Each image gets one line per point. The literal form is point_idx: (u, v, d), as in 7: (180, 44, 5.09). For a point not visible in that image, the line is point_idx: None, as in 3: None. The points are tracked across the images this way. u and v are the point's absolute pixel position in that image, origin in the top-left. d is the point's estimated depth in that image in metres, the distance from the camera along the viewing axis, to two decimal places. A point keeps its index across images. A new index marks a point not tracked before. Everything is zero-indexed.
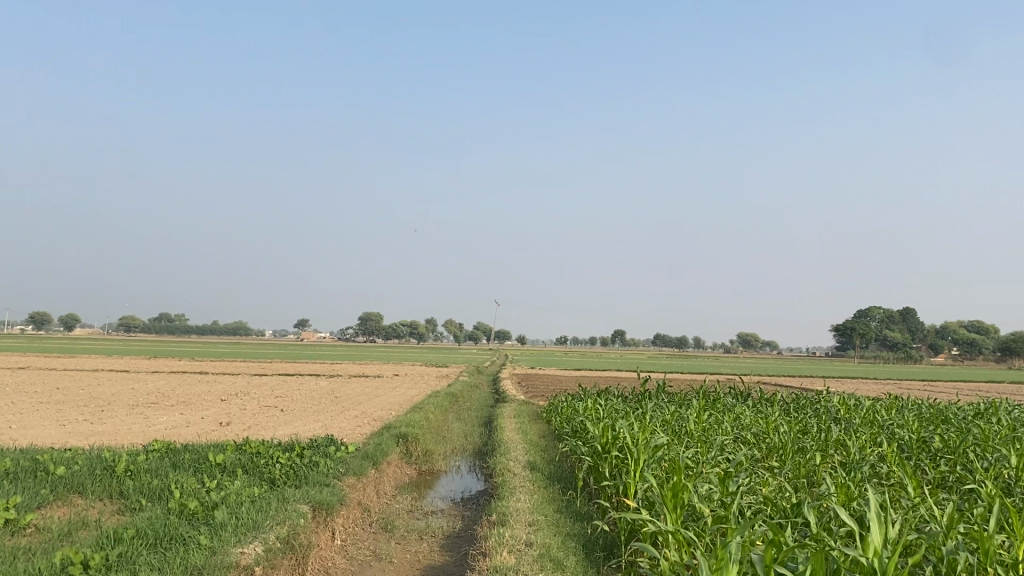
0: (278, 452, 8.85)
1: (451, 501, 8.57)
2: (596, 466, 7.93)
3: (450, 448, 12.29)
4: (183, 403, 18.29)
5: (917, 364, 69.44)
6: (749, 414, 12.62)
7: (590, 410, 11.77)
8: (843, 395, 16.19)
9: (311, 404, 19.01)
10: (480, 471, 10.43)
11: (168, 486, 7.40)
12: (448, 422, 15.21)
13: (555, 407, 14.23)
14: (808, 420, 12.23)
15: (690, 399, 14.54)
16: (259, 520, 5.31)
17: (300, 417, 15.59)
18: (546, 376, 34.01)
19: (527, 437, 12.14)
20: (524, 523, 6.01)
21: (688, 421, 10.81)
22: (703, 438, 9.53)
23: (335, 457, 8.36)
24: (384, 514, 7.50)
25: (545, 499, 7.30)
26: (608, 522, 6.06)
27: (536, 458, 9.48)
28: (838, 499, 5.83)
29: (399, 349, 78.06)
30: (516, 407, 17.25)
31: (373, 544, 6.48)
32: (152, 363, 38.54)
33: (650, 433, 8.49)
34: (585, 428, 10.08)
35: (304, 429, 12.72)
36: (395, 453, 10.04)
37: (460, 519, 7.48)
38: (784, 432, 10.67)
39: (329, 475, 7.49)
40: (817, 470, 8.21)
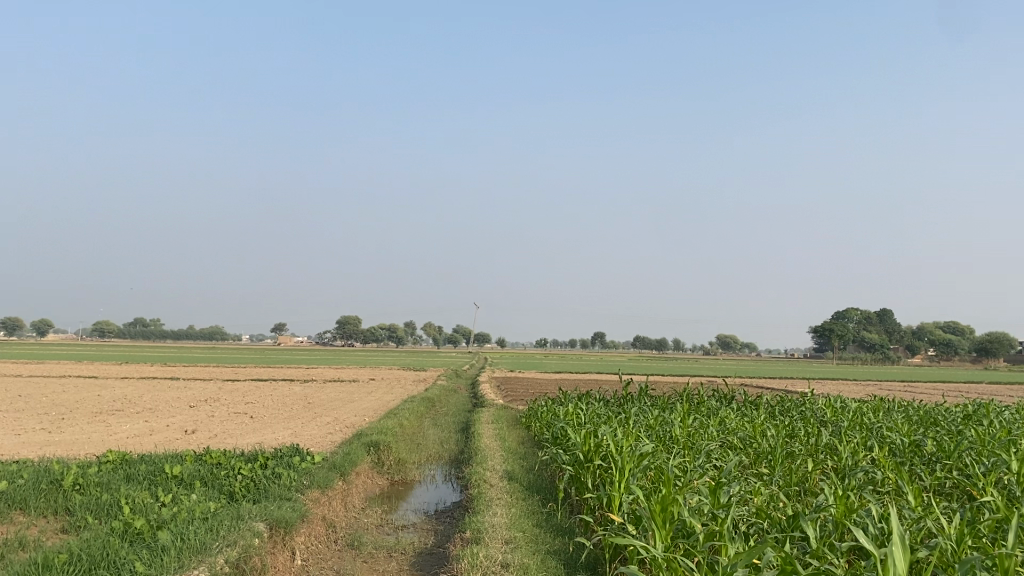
0: (240, 464, 8.32)
1: (424, 513, 8.09)
2: (577, 475, 7.50)
3: (425, 456, 11.81)
4: (150, 410, 17.64)
5: (894, 365, 69.68)
6: (734, 418, 12.25)
7: (571, 416, 11.33)
8: (827, 397, 15.91)
9: (282, 410, 18.45)
10: (456, 481, 9.94)
11: (118, 500, 6.85)
12: (424, 428, 14.72)
13: (534, 412, 13.80)
14: (795, 424, 11.87)
15: (673, 402, 14.18)
16: (207, 542, 4.79)
17: (270, 424, 15.03)
18: (525, 379, 33.55)
19: (506, 444, 11.69)
20: (501, 541, 5.54)
21: (672, 426, 10.43)
22: (689, 444, 9.13)
23: (300, 469, 7.84)
24: (351, 530, 7.00)
25: (525, 513, 6.84)
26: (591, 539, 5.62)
27: (514, 467, 9.03)
28: (838, 512, 5.43)
29: (377, 353, 77.27)
30: (494, 412, 16.79)
31: (337, 564, 6.00)
32: (121, 368, 37.60)
33: (635, 440, 8.06)
34: (566, 433, 9.64)
35: (273, 437, 12.18)
36: (365, 462, 9.54)
37: (432, 535, 7.01)
38: (772, 437, 10.32)
39: (291, 488, 6.98)
40: (809, 478, 7.84)
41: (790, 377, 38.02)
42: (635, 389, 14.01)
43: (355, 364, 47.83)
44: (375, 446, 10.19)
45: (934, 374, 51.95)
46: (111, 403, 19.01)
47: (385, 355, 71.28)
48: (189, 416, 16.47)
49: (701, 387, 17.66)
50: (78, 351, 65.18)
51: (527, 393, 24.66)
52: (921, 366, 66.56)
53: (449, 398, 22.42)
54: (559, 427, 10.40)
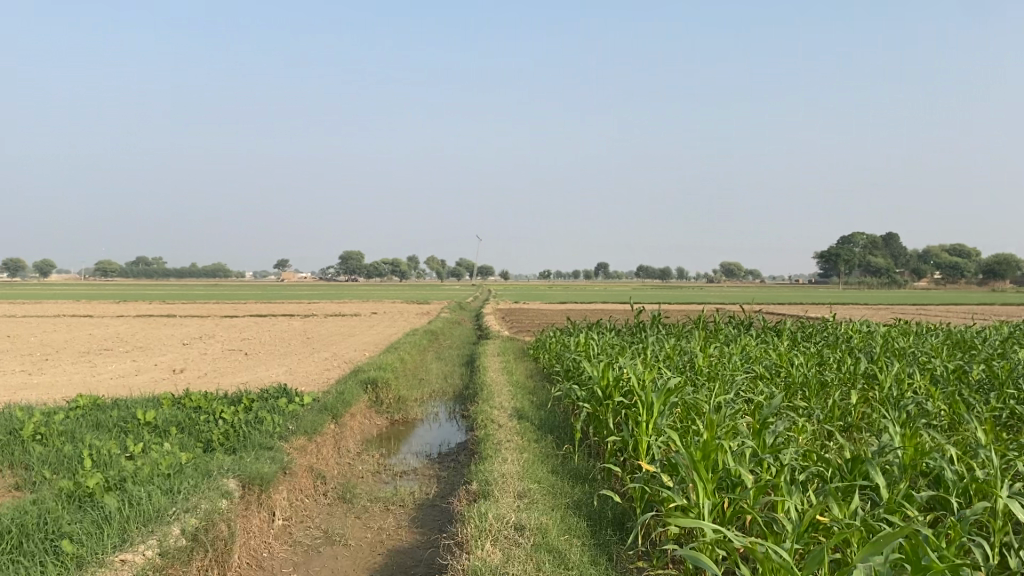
0: (221, 407, 7.54)
1: (426, 458, 7.32)
2: (595, 414, 6.72)
3: (428, 393, 11.05)
4: (140, 349, 16.92)
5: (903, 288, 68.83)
6: (756, 346, 11.47)
7: (584, 348, 10.53)
8: (849, 321, 15.14)
9: (279, 346, 17.75)
10: (461, 420, 9.18)
11: (80, 453, 6.09)
12: (426, 363, 13.98)
13: (542, 343, 13.06)
14: (823, 351, 11.08)
15: (689, 330, 13.42)
16: (161, 510, 3.97)
17: (265, 361, 14.33)
18: (529, 310, 32.79)
19: (514, 378, 10.90)
20: (513, 496, 4.74)
21: (693, 355, 9.63)
22: (714, 374, 8.34)
23: (285, 412, 7.04)
24: (344, 480, 6.24)
25: (539, 458, 6.05)
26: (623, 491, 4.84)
27: (525, 405, 8.24)
28: (908, 456, 4.62)
29: (380, 288, 76.67)
30: (500, 343, 16.04)
31: (326, 522, 5.27)
32: (120, 307, 36.89)
33: (658, 374, 7.24)
34: (581, 366, 8.81)
35: (265, 376, 11.44)
36: (361, 400, 8.78)
37: (435, 483, 6.24)
38: (803, 368, 9.51)
39: (273, 435, 6.17)
40: (851, 412, 7.05)
41: (803, 302, 37.22)
42: (648, 318, 13.18)
43: (359, 299, 47.20)
44: (373, 384, 9.41)
45: (946, 296, 51.09)
46: (102, 343, 18.28)
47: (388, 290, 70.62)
48: (181, 354, 15.76)
49: (714, 314, 16.84)
50: (80, 291, 64.63)
51: (533, 324, 23.93)
52: (931, 288, 65.70)
53: (453, 331, 21.68)
54: (572, 358, 9.60)
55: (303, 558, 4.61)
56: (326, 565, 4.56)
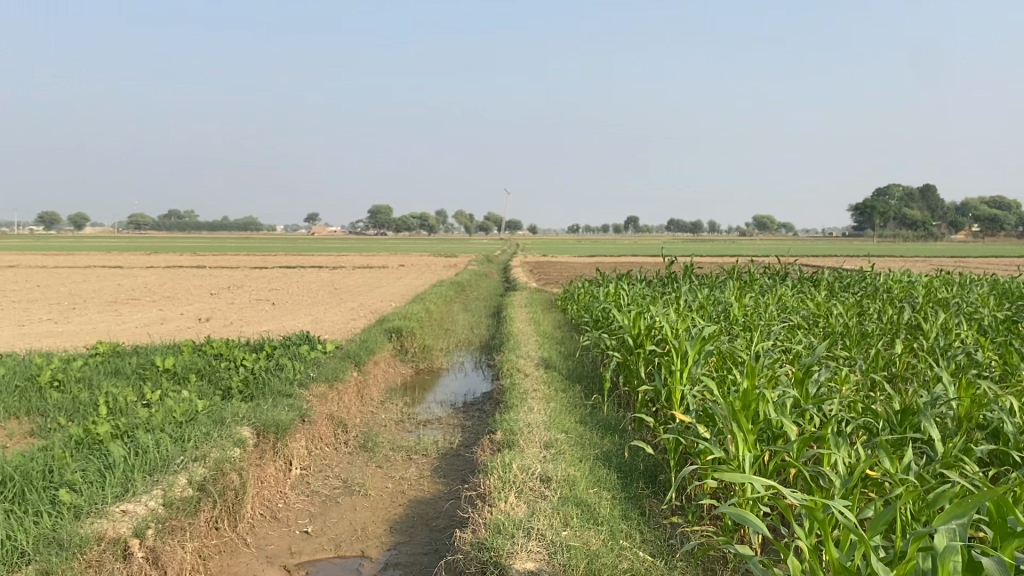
0: (242, 355, 7.39)
1: (451, 407, 7.12)
2: (625, 363, 6.46)
3: (454, 343, 10.86)
4: (168, 299, 16.91)
5: (941, 241, 67.34)
6: (792, 297, 11.10)
7: (614, 299, 10.24)
8: (889, 272, 14.68)
9: (306, 297, 17.65)
10: (488, 370, 8.98)
11: (96, 399, 5.96)
12: (453, 314, 13.78)
13: (571, 293, 12.79)
14: (862, 301, 10.69)
15: (722, 280, 13.07)
16: (168, 460, 3.78)
17: (291, 311, 14.23)
18: (557, 262, 32.47)
19: (541, 328, 10.65)
20: (540, 446, 4.51)
21: (727, 305, 9.31)
22: (750, 324, 8.03)
23: (306, 359, 6.85)
24: (366, 428, 6.05)
25: (567, 408, 5.81)
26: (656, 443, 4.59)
27: (553, 354, 8.00)
28: (963, 407, 4.30)
29: (409, 241, 76.60)
30: (528, 294, 15.80)
31: (345, 471, 5.10)
32: (150, 258, 37.07)
33: (692, 322, 6.96)
34: (612, 316, 8.53)
35: (291, 326, 11.31)
36: (386, 348, 8.59)
37: (459, 433, 6.04)
38: (842, 318, 9.16)
39: (292, 382, 5.98)
40: (895, 362, 6.72)
41: (839, 254, 36.46)
42: (680, 267, 12.84)
43: (387, 251, 47.05)
44: (398, 334, 9.21)
45: (986, 250, 49.83)
46: (130, 293, 18.32)
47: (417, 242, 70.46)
48: (208, 304, 15.71)
49: (747, 265, 16.44)
50: (112, 243, 65.15)
51: (561, 276, 23.64)
52: (969, 241, 64.23)
53: (481, 283, 21.47)
54: (602, 308, 9.32)
55: (319, 508, 4.42)
56: (344, 517, 4.38)
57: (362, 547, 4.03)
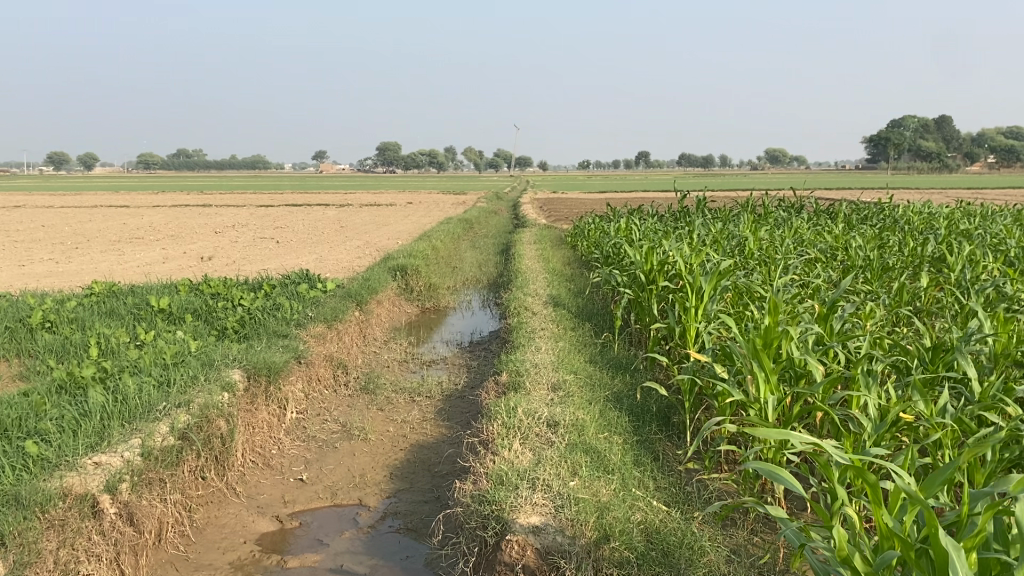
0: (240, 294, 7.14)
1: (456, 347, 6.88)
2: (637, 300, 6.17)
3: (460, 281, 10.59)
4: (172, 238, 16.67)
5: (958, 174, 66.18)
6: (810, 230, 10.74)
7: (625, 235, 9.91)
8: (909, 204, 14.26)
9: (312, 235, 17.36)
10: (495, 309, 8.71)
11: (87, 341, 5.74)
12: (460, 251, 13.49)
13: (581, 229, 12.46)
14: (883, 234, 10.32)
15: (737, 214, 12.69)
16: (149, 408, 3.53)
17: (296, 249, 13.97)
18: (567, 199, 31.98)
19: (550, 265, 10.36)
20: (546, 388, 4.25)
21: (742, 239, 8.98)
22: (767, 258, 7.72)
23: (305, 298, 6.59)
24: (367, 369, 5.82)
25: (576, 347, 5.55)
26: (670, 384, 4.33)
27: (562, 292, 7.72)
28: (1002, 346, 4.00)
29: (418, 179, 75.91)
30: (538, 231, 15.48)
31: (344, 414, 4.88)
32: (157, 198, 36.77)
33: (707, 257, 6.65)
34: (624, 253, 8.22)
35: (294, 264, 11.06)
36: (389, 287, 8.33)
37: (464, 374, 5.80)
38: (863, 252, 8.82)
39: (289, 322, 5.73)
40: (921, 297, 6.40)
41: (854, 188, 35.76)
42: (693, 201, 12.46)
43: (396, 189, 46.56)
44: (402, 272, 8.94)
45: (1005, 182, 48.90)
46: (134, 233, 18.06)
47: (425, 180, 69.78)
48: (212, 243, 15.46)
49: (762, 198, 16.02)
50: (119, 183, 64.82)
51: (571, 212, 23.24)
52: (987, 174, 63.08)
53: (489, 220, 21.13)
54: (613, 244, 9.00)
55: (315, 454, 4.20)
56: (342, 463, 4.16)
57: (359, 495, 3.81)
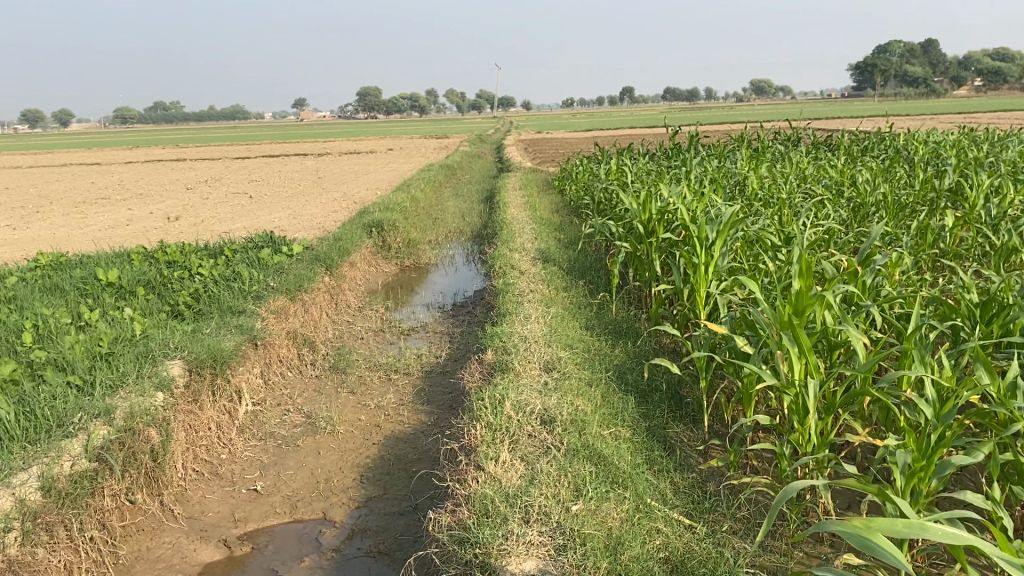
0: (198, 263, 6.47)
1: (438, 311, 6.26)
2: (635, 255, 5.56)
3: (442, 234, 9.93)
4: (140, 197, 15.85)
5: (947, 98, 65.24)
6: (812, 165, 10.11)
7: (617, 178, 9.24)
8: (910, 131, 13.62)
9: (287, 188, 16.59)
10: (481, 264, 8.08)
11: (20, 323, 5.09)
12: (442, 201, 12.80)
13: (569, 172, 11.79)
14: (890, 167, 9.71)
15: (732, 150, 12.03)
16: (60, 422, 2.93)
17: (269, 204, 13.23)
18: (552, 139, 31.09)
19: (538, 213, 9.70)
20: (539, 369, 3.66)
21: (742, 178, 8.34)
22: (771, 200, 7.11)
23: (268, 264, 5.94)
24: (338, 344, 5.20)
25: (571, 312, 4.94)
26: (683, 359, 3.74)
27: (551, 245, 7.08)
28: None
29: (399, 123, 74.44)
30: (523, 176, 14.78)
31: (310, 400, 4.28)
32: (130, 154, 35.60)
33: (711, 202, 6.01)
34: (618, 200, 7.57)
35: (265, 223, 10.36)
36: (365, 246, 7.67)
37: (446, 344, 5.19)
38: (873, 188, 8.19)
39: (247, 295, 5.09)
40: (946, 236, 5.82)
41: (846, 117, 34.97)
42: (686, 137, 11.77)
43: (376, 136, 45.38)
44: (378, 228, 8.27)
45: (997, 104, 48.11)
46: (101, 192, 17.22)
47: (407, 125, 68.32)
48: (182, 200, 14.68)
49: (756, 131, 15.32)
50: (93, 141, 63.15)
51: (557, 153, 22.45)
52: (978, 96, 62.12)
53: (472, 164, 20.34)
54: (605, 189, 8.34)
55: (273, 457, 3.61)
56: (304, 465, 3.57)
57: (324, 507, 3.22)
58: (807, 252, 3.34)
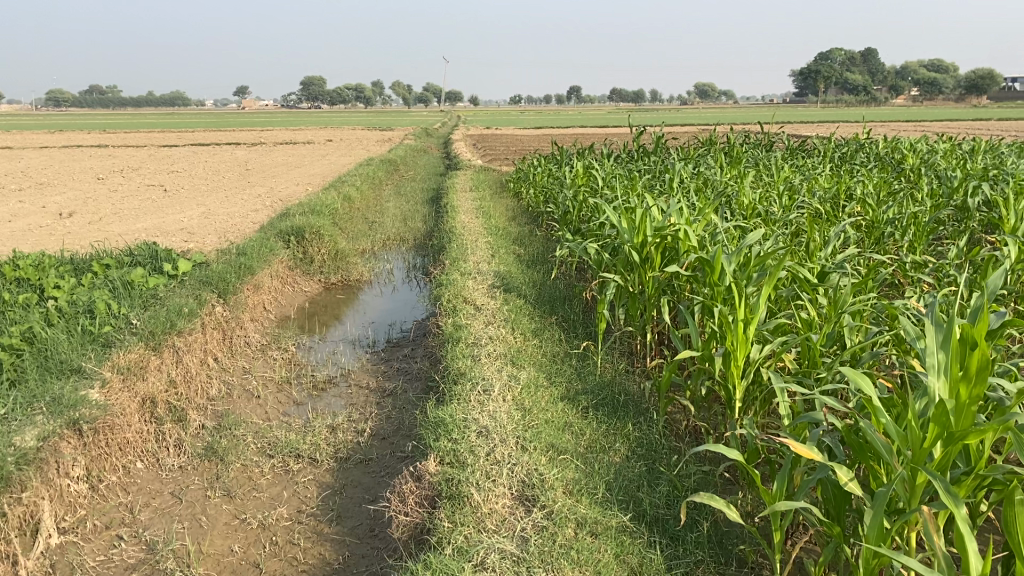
0: (51, 281, 4.92)
1: (366, 351, 4.87)
2: (625, 290, 4.27)
3: (379, 242, 8.51)
4: (37, 187, 13.95)
5: (891, 105, 65.87)
6: (800, 174, 8.96)
7: (583, 184, 7.94)
8: (891, 137, 12.64)
9: (209, 181, 14.96)
10: (424, 285, 6.71)
11: None
12: (382, 202, 11.37)
13: (526, 174, 10.45)
14: (889, 179, 8.62)
15: (705, 153, 10.84)
16: None
17: (183, 201, 11.57)
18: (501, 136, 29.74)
19: (490, 221, 8.35)
20: (510, 504, 2.31)
21: (732, 189, 7.11)
22: (775, 219, 5.89)
23: (138, 292, 4.47)
24: (222, 411, 3.76)
25: (545, 375, 3.59)
26: (747, 484, 2.49)
27: (509, 267, 5.73)
28: None
29: (343, 114, 72.31)
30: (474, 175, 13.44)
31: (157, 515, 2.84)
32: (50, 138, 33.18)
33: (717, 219, 4.74)
34: (592, 213, 6.26)
35: (172, 225, 8.83)
36: (279, 261, 6.21)
37: (372, 410, 3.78)
38: (880, 204, 7.06)
39: (91, 343, 3.62)
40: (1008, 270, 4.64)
41: (798, 121, 34.42)
42: (656, 138, 10.54)
43: (315, 126, 43.38)
44: (298, 237, 6.81)
45: (941, 113, 48.46)
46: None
47: (352, 116, 66.21)
48: (85, 192, 12.95)
49: (724, 132, 14.20)
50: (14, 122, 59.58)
51: (507, 151, 21.09)
52: (921, 106, 62.81)
53: (417, 160, 18.89)
54: (572, 197, 7.03)
55: None
56: None
57: None
58: (940, 319, 2.05)
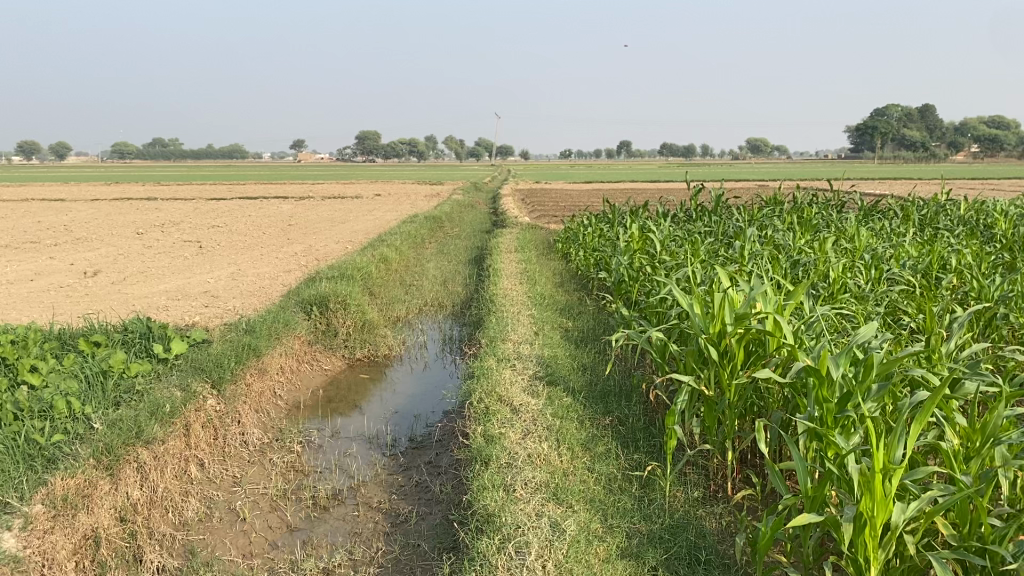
0: (27, 363, 4.27)
1: (383, 453, 4.09)
2: (698, 394, 3.43)
3: (413, 310, 7.79)
4: (74, 242, 13.63)
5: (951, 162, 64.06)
6: (881, 239, 8.02)
7: (639, 248, 7.14)
8: (976, 197, 11.58)
9: (249, 236, 14.54)
10: (459, 363, 5.93)
11: None
12: (421, 262, 10.71)
13: (576, 234, 9.68)
14: (986, 247, 7.62)
15: (771, 213, 9.96)
16: None
17: (216, 259, 11.05)
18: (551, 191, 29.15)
19: (535, 288, 7.58)
20: None
21: (811, 256, 6.23)
22: (868, 296, 5.00)
23: (116, 384, 3.79)
24: (193, 545, 3.02)
25: (601, 516, 2.78)
26: None
27: (555, 350, 4.93)
28: None
29: (394, 167, 72.93)
30: (521, 233, 12.73)
31: None
32: (105, 190, 33.62)
33: (808, 303, 3.90)
34: (651, 285, 5.45)
35: (195, 288, 8.25)
36: (295, 336, 5.51)
37: (378, 548, 3.00)
38: (985, 276, 6.10)
39: (31, 459, 2.93)
40: None
41: (857, 178, 33.24)
42: (718, 197, 9.70)
43: (365, 180, 43.46)
44: (321, 308, 6.12)
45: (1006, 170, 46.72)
46: (38, 234, 15.10)
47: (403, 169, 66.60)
48: (120, 248, 12.57)
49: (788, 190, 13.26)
50: (76, 173, 61.12)
51: (555, 207, 20.41)
52: (983, 162, 60.93)
53: (463, 215, 18.30)
54: (626, 263, 6.24)
55: None
56: None
57: None
58: None
